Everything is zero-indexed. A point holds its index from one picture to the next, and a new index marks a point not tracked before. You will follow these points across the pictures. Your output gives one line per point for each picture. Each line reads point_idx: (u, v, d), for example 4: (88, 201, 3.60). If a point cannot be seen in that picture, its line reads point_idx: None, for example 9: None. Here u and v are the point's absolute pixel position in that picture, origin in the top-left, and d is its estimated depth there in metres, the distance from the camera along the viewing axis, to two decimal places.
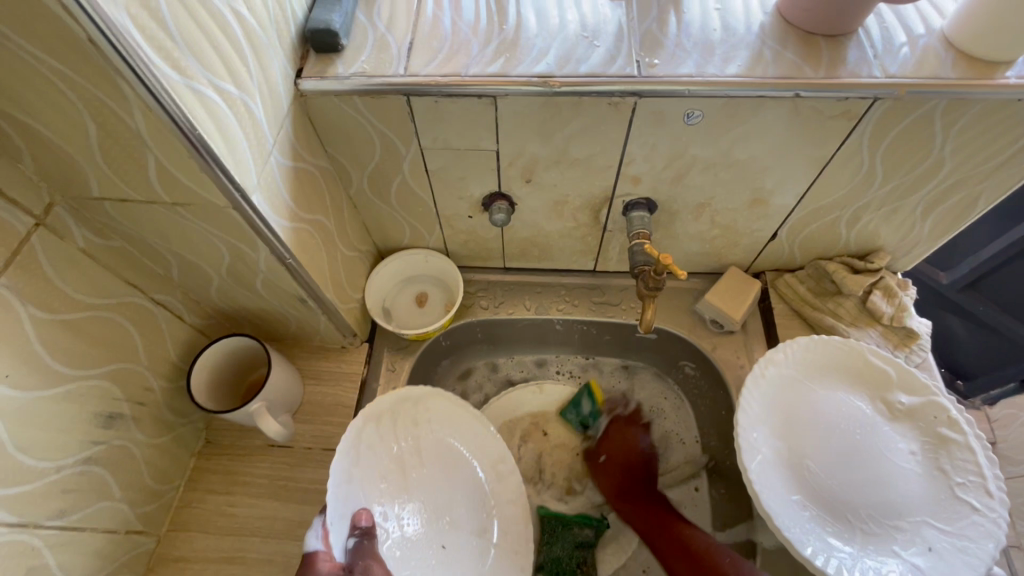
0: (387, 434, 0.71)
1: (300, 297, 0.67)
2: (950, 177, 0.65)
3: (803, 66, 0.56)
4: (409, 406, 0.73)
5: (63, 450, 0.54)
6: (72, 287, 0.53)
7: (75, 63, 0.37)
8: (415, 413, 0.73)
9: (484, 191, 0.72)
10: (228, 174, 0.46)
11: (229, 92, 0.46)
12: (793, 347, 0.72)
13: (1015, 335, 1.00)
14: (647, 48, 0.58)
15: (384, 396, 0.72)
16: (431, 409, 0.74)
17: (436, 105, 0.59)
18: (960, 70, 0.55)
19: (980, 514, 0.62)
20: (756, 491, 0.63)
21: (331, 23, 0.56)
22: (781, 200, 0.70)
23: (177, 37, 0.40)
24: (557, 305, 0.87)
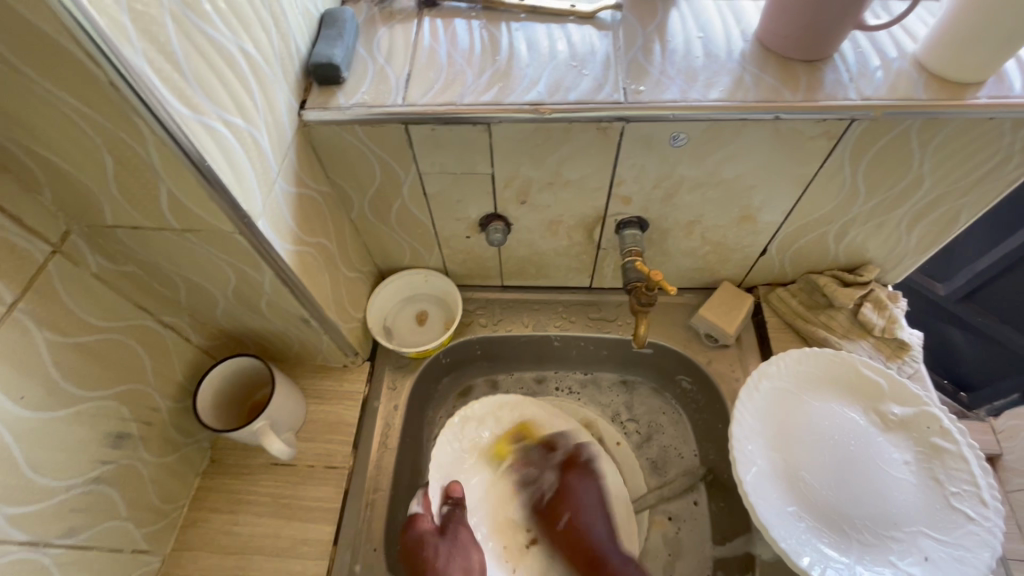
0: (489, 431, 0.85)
1: (304, 318, 0.69)
2: (931, 193, 0.67)
3: (782, 90, 0.59)
4: (506, 411, 0.86)
5: (74, 469, 0.56)
6: (84, 311, 0.55)
7: (95, 104, 0.39)
8: (511, 415, 0.86)
9: (481, 212, 0.74)
10: (235, 202, 0.49)
11: (237, 125, 0.48)
12: (784, 360, 0.73)
13: (1014, 345, 1.02)
14: (633, 75, 0.61)
15: (484, 400, 0.86)
16: (527, 412, 0.86)
17: (433, 132, 0.61)
18: (932, 91, 0.58)
19: (975, 523, 0.62)
20: (751, 503, 0.64)
21: (333, 58, 0.60)
22: (769, 217, 0.73)
23: (189, 77, 0.43)
24: (555, 322, 0.89)
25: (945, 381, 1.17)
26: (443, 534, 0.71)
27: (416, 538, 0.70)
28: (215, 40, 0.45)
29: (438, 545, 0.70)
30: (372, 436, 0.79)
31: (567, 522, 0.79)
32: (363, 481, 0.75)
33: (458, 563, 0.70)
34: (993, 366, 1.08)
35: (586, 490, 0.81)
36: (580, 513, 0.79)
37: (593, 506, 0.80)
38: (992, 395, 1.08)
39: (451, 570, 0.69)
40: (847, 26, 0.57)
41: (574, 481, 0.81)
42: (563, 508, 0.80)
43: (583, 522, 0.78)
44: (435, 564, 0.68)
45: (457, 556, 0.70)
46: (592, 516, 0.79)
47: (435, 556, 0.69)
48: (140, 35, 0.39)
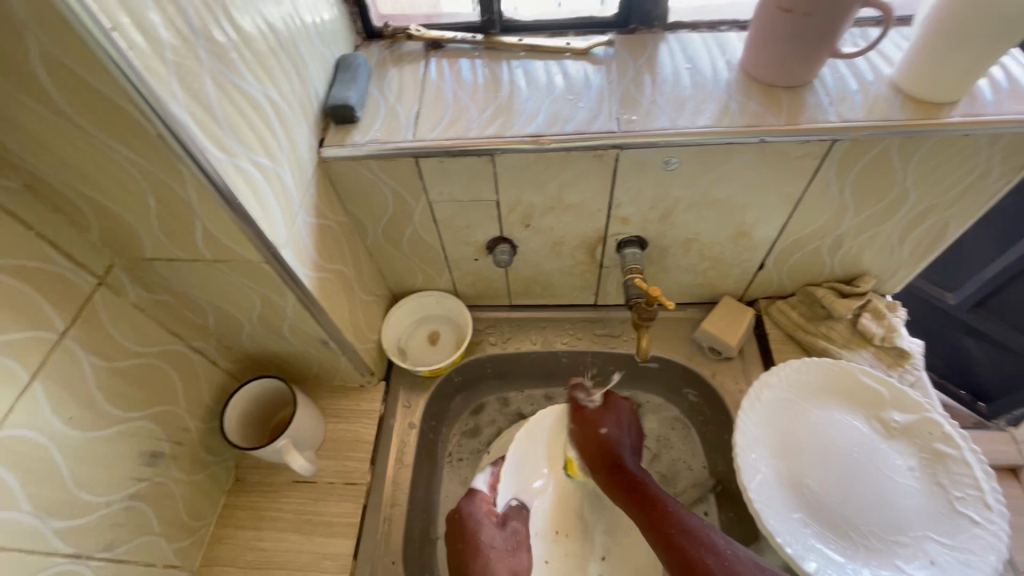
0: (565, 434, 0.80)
1: (323, 340, 0.73)
2: (919, 206, 0.70)
3: (766, 114, 0.63)
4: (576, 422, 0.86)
5: (114, 486, 0.60)
6: (125, 337, 0.60)
7: (143, 152, 0.44)
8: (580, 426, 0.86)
9: (488, 236, 0.78)
10: (263, 233, 0.54)
11: (263, 164, 0.53)
12: (785, 370, 0.76)
13: None
14: (625, 106, 0.65)
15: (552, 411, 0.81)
16: None
17: (441, 163, 0.66)
18: (908, 112, 0.61)
19: (980, 527, 0.63)
20: (757, 510, 0.66)
21: (348, 99, 0.65)
22: (763, 233, 0.76)
23: (223, 125, 0.48)
24: (562, 339, 0.92)
25: (962, 392, 1.15)
26: (502, 527, 0.73)
27: (476, 516, 0.72)
28: (244, 90, 0.51)
29: (495, 536, 0.72)
30: (389, 453, 0.82)
31: (606, 433, 0.74)
32: (381, 496, 0.78)
33: (507, 563, 0.71)
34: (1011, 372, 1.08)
35: (625, 418, 0.77)
36: (618, 429, 0.75)
37: (628, 424, 0.76)
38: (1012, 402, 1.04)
39: (497, 569, 0.71)
40: (825, 54, 0.61)
41: (616, 400, 0.78)
42: (599, 421, 0.75)
43: (618, 439, 0.73)
44: (489, 553, 0.71)
45: (510, 556, 0.72)
46: (625, 434, 0.75)
47: (490, 545, 0.71)
48: (184, 93, 0.44)
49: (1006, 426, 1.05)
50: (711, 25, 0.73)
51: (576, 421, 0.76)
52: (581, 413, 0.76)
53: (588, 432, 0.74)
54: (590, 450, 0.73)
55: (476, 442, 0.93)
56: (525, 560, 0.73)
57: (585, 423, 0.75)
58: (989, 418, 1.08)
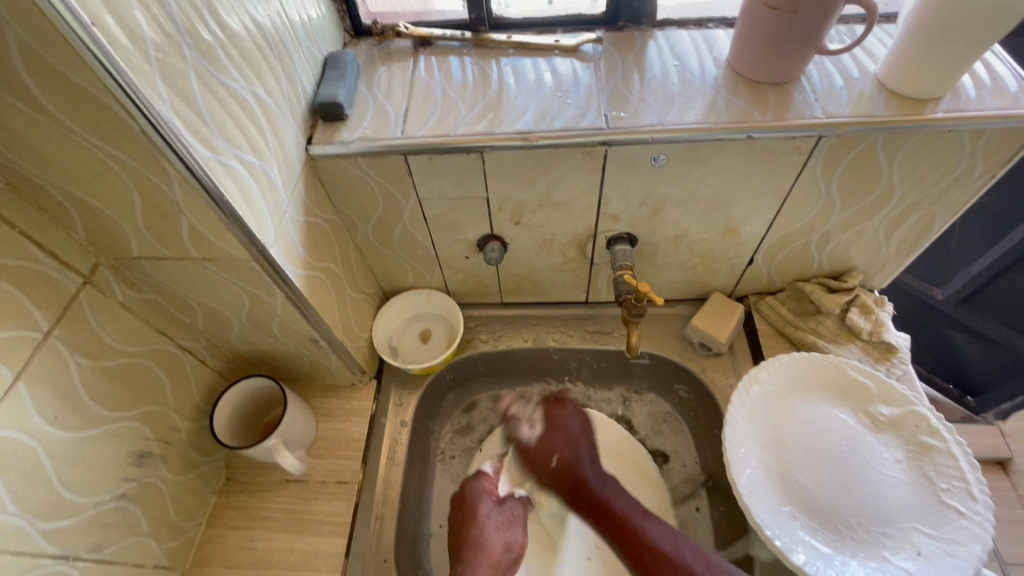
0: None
1: (313, 338, 0.73)
2: (904, 201, 0.71)
3: (753, 111, 0.63)
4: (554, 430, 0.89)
5: (101, 487, 0.59)
6: (111, 336, 0.59)
7: (127, 149, 0.44)
8: None
9: (478, 234, 0.78)
10: (250, 231, 0.53)
11: (250, 161, 0.53)
12: (774, 365, 0.76)
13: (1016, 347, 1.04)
14: (613, 103, 0.66)
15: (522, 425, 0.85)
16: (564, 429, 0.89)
17: (430, 161, 0.66)
18: (893, 108, 0.62)
19: (966, 518, 0.64)
20: (746, 503, 0.66)
21: (336, 97, 0.65)
22: (752, 229, 0.76)
23: (209, 122, 0.48)
24: (554, 336, 0.92)
25: (952, 386, 1.18)
26: (501, 504, 0.74)
27: (476, 491, 0.74)
28: (230, 86, 0.51)
29: (492, 508, 0.72)
30: (380, 451, 0.82)
31: (558, 461, 0.74)
32: (372, 494, 0.78)
33: (502, 534, 0.70)
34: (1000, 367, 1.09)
35: (577, 430, 0.78)
36: (570, 442, 0.76)
37: (580, 432, 0.77)
38: (1000, 396, 1.08)
39: (491, 540, 0.69)
40: (811, 51, 0.61)
41: (557, 415, 0.79)
42: (552, 448, 0.75)
43: (575, 456, 0.75)
44: (484, 521, 0.70)
45: (505, 528, 0.71)
46: (581, 448, 0.76)
47: (486, 516, 0.71)
48: (168, 89, 0.44)
49: (994, 419, 1.09)
50: (698, 23, 0.74)
51: (535, 445, 0.77)
52: (529, 441, 0.78)
53: (543, 466, 0.75)
54: (548, 481, 0.74)
55: (468, 440, 0.93)
56: (520, 536, 0.71)
57: (535, 451, 0.76)
58: (979, 411, 1.12)
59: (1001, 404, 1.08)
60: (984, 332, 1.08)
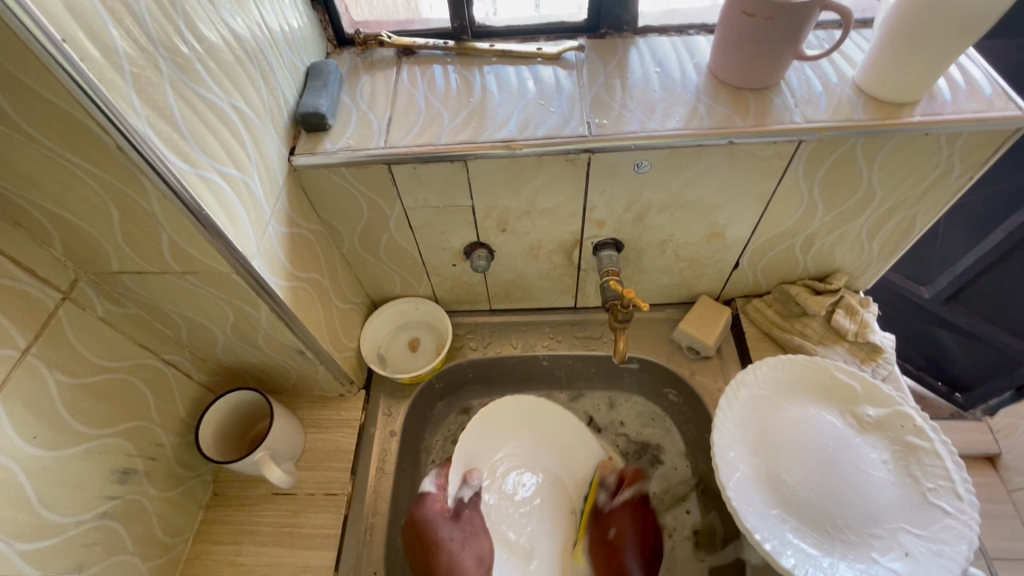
0: (514, 424, 0.88)
1: (299, 349, 0.72)
2: (885, 204, 0.72)
3: (733, 117, 0.64)
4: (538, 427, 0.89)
5: (82, 506, 0.58)
6: (92, 352, 0.59)
7: (104, 165, 0.44)
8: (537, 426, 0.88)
9: (465, 242, 0.78)
10: (232, 244, 0.53)
11: (231, 174, 0.53)
12: (762, 368, 0.77)
13: (1002, 343, 1.06)
14: (596, 110, 0.66)
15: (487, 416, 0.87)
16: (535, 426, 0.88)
17: (414, 170, 0.66)
18: (871, 112, 0.63)
19: (952, 517, 0.64)
20: (735, 507, 0.66)
21: (318, 107, 0.65)
22: (736, 233, 0.77)
23: (187, 136, 0.48)
24: (543, 342, 0.92)
25: (940, 383, 1.21)
26: (457, 520, 0.78)
27: (430, 518, 0.75)
28: (208, 99, 0.50)
29: (450, 529, 0.76)
30: (370, 462, 0.81)
31: (615, 535, 0.78)
32: (362, 506, 0.77)
33: (470, 549, 0.76)
34: (989, 366, 1.11)
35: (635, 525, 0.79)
36: (629, 528, 0.79)
37: (641, 533, 0.78)
38: (986, 393, 1.10)
39: (465, 556, 0.75)
40: (789, 57, 0.62)
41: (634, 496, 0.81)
42: (615, 523, 0.79)
43: (627, 541, 0.77)
44: (449, 548, 0.74)
45: (470, 544, 0.76)
46: (636, 535, 0.78)
47: (450, 540, 0.75)
48: (144, 104, 0.43)
49: (983, 415, 1.10)
50: (679, 29, 0.74)
51: (592, 517, 0.81)
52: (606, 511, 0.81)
53: (600, 534, 0.80)
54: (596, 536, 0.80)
55: None
56: (487, 545, 0.78)
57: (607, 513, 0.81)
58: (967, 407, 1.14)
59: (989, 400, 1.10)
60: (969, 328, 1.10)
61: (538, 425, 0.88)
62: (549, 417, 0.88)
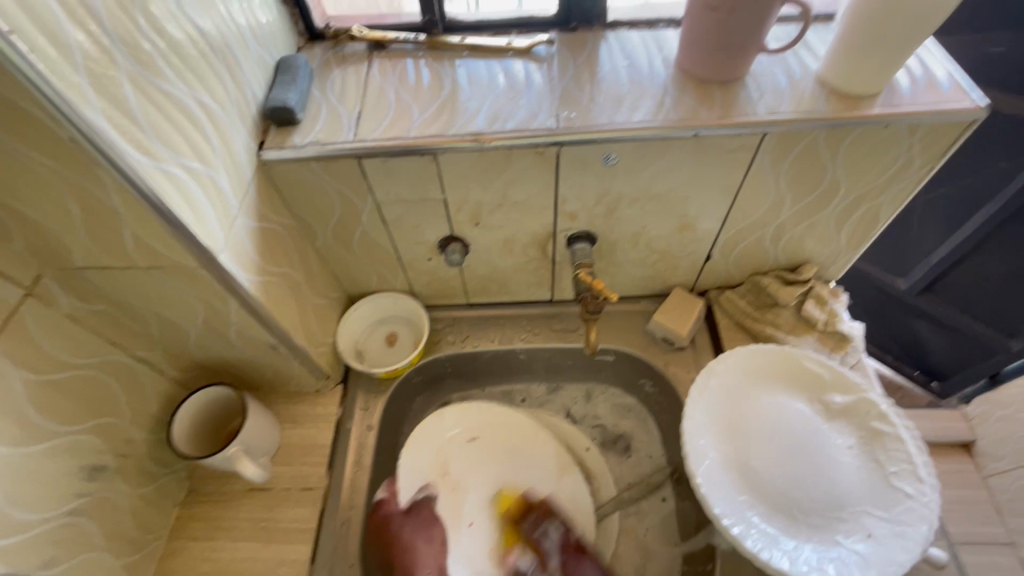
0: (465, 421, 0.88)
1: (272, 344, 0.72)
2: (851, 195, 0.73)
3: (699, 109, 0.64)
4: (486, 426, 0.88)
5: (50, 502, 0.58)
6: (57, 348, 0.58)
7: (61, 158, 0.43)
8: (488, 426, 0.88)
9: (439, 235, 0.79)
10: (197, 238, 0.53)
11: (194, 168, 0.53)
12: (731, 358, 0.78)
13: (977, 334, 1.10)
14: (565, 103, 0.66)
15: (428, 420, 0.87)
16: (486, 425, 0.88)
17: (384, 164, 0.66)
18: (832, 104, 0.64)
19: (913, 499, 0.66)
20: (703, 493, 0.68)
21: (286, 101, 0.65)
22: (707, 225, 0.78)
23: (147, 130, 0.48)
24: (520, 335, 0.93)
25: (917, 373, 1.25)
26: (411, 515, 0.77)
27: (385, 516, 0.75)
28: (170, 93, 0.50)
29: (403, 522, 0.75)
30: (347, 455, 0.82)
31: None
32: (339, 499, 0.78)
33: (425, 535, 0.75)
34: (962, 356, 1.14)
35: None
36: None
37: None
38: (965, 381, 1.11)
39: (418, 541, 0.74)
40: (753, 50, 0.63)
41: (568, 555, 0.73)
42: None
43: None
44: (402, 539, 0.73)
45: (424, 531, 0.76)
46: None
47: (402, 532, 0.74)
48: (100, 97, 0.43)
49: (959, 404, 1.08)
50: (648, 23, 0.75)
51: None
52: None
53: None
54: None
55: None
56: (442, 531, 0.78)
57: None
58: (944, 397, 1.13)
59: (965, 389, 1.09)
60: (946, 320, 1.14)
61: (490, 421, 0.88)
62: (486, 412, 0.89)
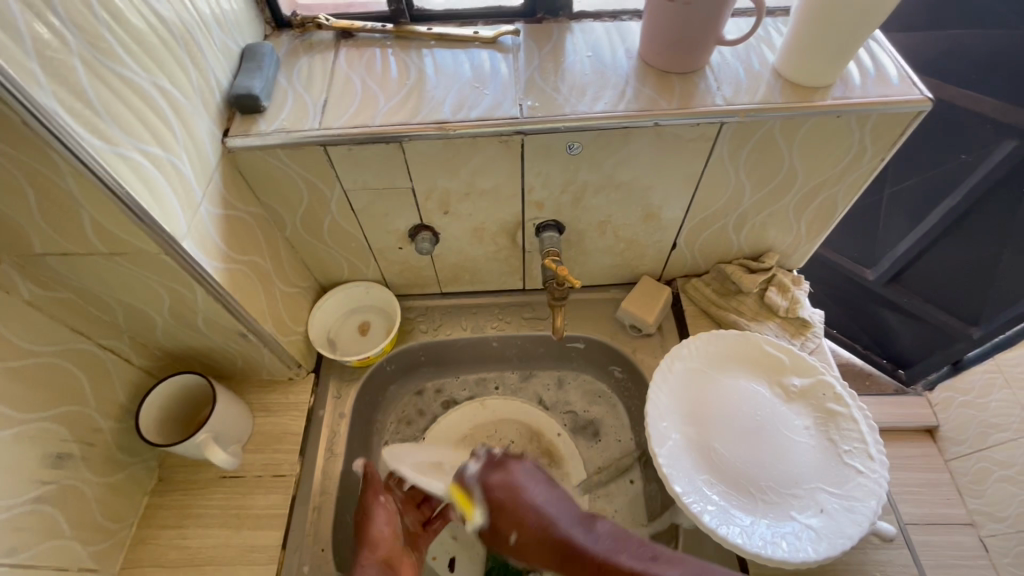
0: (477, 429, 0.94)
1: (240, 333, 0.72)
2: (809, 184, 0.76)
3: (659, 99, 0.66)
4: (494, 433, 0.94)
5: (13, 489, 0.58)
6: (17, 335, 0.57)
7: (14, 142, 0.43)
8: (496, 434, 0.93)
9: (408, 224, 0.79)
10: (157, 223, 0.53)
11: (154, 153, 0.53)
12: (695, 343, 0.80)
13: (939, 322, 1.13)
14: (529, 93, 0.68)
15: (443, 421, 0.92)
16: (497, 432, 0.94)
17: (350, 152, 0.67)
18: (787, 95, 0.66)
19: (863, 475, 0.69)
20: (665, 473, 0.70)
21: (251, 88, 0.65)
22: (671, 213, 0.80)
23: (103, 114, 0.48)
24: (492, 324, 0.94)
25: (885, 361, 1.28)
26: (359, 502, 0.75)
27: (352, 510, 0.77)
28: (128, 78, 0.50)
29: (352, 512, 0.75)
30: (319, 443, 0.82)
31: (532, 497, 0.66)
32: (311, 486, 0.79)
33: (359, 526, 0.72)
34: (927, 342, 1.18)
35: (521, 481, 0.68)
36: (531, 477, 0.69)
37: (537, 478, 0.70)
38: (927, 367, 1.13)
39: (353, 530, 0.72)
40: (710, 41, 0.64)
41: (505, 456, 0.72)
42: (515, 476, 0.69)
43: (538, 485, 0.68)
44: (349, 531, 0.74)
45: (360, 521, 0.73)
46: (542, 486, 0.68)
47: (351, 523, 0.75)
48: (52, 81, 0.43)
49: (923, 390, 1.09)
50: (613, 15, 0.76)
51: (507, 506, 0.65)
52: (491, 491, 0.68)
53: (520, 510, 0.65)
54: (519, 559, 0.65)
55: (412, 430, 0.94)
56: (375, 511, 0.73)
57: (495, 537, 0.66)
58: (908, 382, 1.16)
59: (929, 375, 1.10)
60: (910, 308, 1.18)
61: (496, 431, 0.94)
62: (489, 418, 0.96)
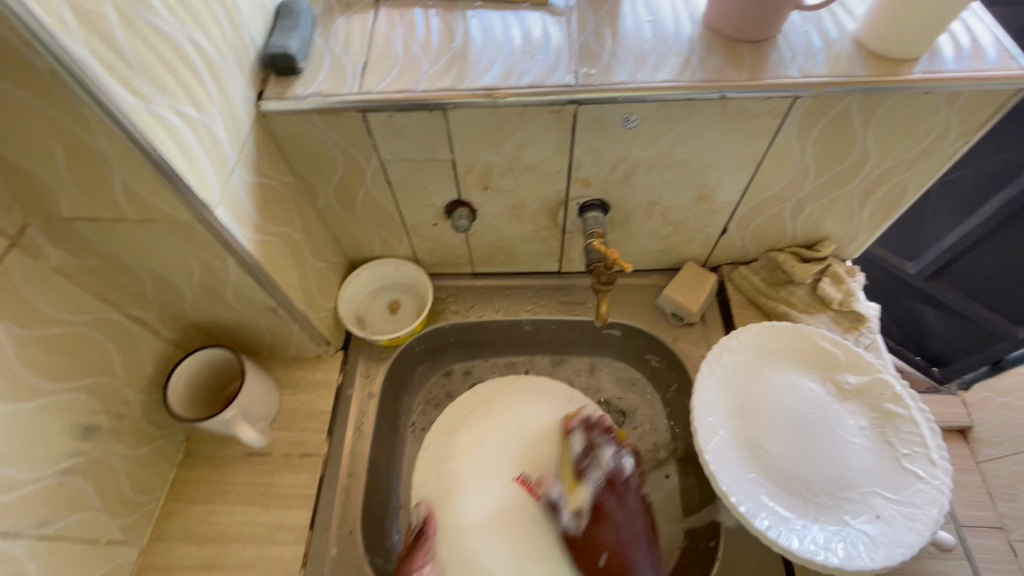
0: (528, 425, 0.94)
1: (270, 306, 0.69)
2: (877, 169, 0.70)
3: (727, 69, 0.60)
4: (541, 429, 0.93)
5: (41, 461, 0.56)
6: (46, 303, 0.55)
7: (44, 93, 0.40)
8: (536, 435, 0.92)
9: (446, 200, 0.75)
10: (190, 188, 0.49)
11: (188, 114, 0.49)
12: (745, 334, 0.76)
13: (986, 322, 1.07)
14: (584, 59, 0.62)
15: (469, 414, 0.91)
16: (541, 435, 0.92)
17: (391, 119, 0.62)
18: (869, 68, 0.60)
19: (924, 481, 0.65)
20: (711, 471, 0.67)
21: (287, 48, 0.60)
22: (726, 196, 0.75)
23: (135, 67, 0.44)
24: (526, 307, 0.91)
25: (919, 358, 1.22)
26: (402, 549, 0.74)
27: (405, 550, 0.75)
28: (162, 29, 0.46)
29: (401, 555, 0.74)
30: (347, 423, 0.80)
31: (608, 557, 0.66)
32: (339, 467, 0.77)
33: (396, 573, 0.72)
34: (966, 341, 1.12)
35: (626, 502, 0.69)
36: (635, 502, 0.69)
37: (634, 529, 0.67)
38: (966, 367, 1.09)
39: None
40: (788, 7, 0.58)
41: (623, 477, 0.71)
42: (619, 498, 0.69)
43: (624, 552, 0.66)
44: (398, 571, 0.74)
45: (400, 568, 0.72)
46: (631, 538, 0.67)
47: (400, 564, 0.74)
48: (82, 27, 0.40)
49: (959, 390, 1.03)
50: None
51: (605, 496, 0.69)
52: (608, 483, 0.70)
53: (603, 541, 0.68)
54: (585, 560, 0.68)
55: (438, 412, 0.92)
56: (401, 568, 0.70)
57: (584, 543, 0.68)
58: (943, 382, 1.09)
59: (966, 375, 1.05)
60: (953, 305, 1.11)
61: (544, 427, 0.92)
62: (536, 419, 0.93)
